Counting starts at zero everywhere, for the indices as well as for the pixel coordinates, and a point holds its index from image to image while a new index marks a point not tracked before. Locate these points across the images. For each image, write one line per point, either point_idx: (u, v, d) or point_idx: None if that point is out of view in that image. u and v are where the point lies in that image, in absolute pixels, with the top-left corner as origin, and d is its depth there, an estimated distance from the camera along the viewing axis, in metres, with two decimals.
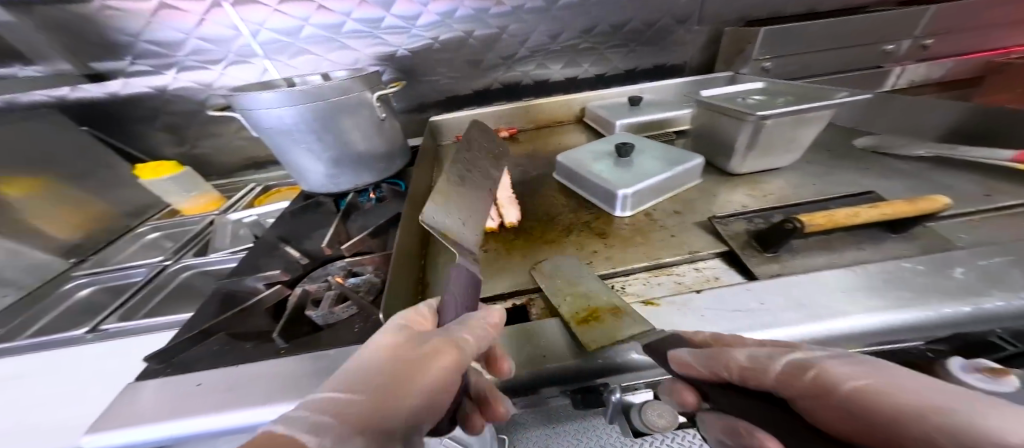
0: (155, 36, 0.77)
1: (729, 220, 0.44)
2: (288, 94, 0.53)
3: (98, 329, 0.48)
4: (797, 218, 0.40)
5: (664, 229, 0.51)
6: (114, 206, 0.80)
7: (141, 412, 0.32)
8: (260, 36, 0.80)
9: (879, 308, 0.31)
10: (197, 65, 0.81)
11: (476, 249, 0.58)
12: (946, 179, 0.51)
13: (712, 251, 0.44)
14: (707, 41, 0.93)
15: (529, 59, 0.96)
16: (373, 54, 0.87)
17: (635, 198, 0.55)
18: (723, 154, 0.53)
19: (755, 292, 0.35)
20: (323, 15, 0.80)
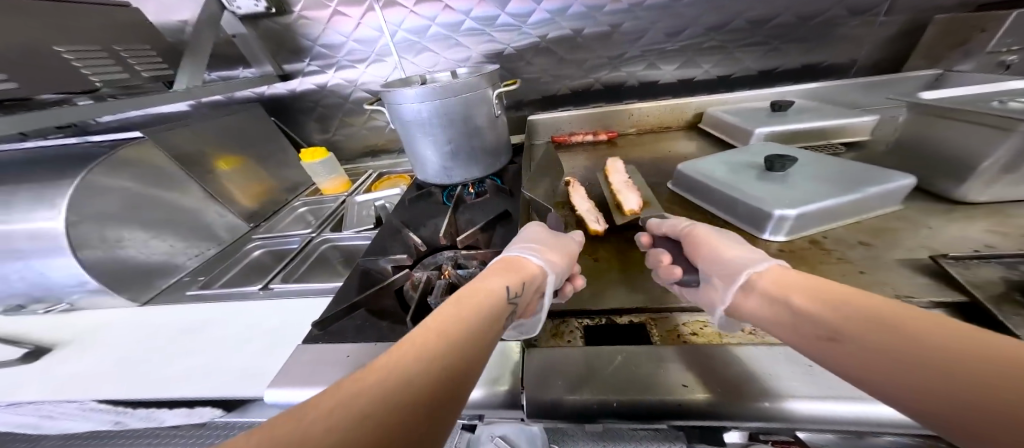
0: (326, 40, 0.88)
1: (971, 262, 0.35)
2: (427, 91, 0.56)
3: (270, 286, 0.62)
4: None
5: (847, 262, 0.41)
6: (279, 182, 0.95)
7: (319, 372, 0.41)
8: (397, 36, 0.87)
9: None
10: (348, 64, 0.91)
11: (586, 257, 0.54)
12: None
13: (933, 299, 0.35)
14: (885, 36, 0.77)
15: (638, 59, 0.88)
16: (482, 52, 0.89)
17: (798, 222, 0.45)
18: (948, 173, 0.43)
19: None
20: (446, 14, 0.84)
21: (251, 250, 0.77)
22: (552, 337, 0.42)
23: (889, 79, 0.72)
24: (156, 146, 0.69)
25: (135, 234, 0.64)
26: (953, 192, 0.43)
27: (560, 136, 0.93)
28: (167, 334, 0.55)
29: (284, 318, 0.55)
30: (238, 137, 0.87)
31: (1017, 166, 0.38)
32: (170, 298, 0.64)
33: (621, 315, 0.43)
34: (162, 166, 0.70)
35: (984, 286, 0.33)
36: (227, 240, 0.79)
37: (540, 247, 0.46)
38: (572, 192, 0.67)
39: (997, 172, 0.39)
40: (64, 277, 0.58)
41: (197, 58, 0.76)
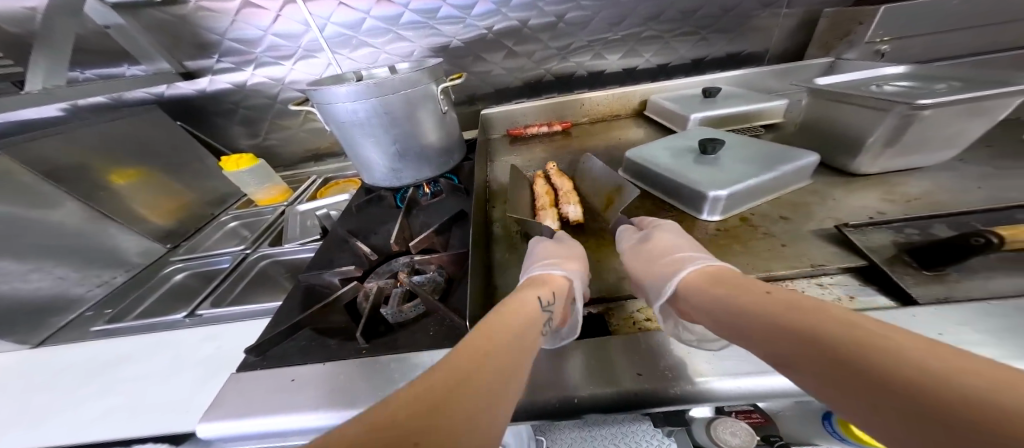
0: (240, 34, 0.79)
1: (868, 229, 0.40)
2: (362, 89, 0.52)
3: (197, 313, 0.56)
4: (989, 233, 0.32)
5: (771, 237, 0.45)
6: (200, 196, 0.86)
7: (262, 400, 0.38)
8: (326, 30, 0.80)
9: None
10: (271, 61, 0.83)
11: None
12: None
13: (839, 266, 0.39)
14: (794, 26, 0.85)
15: (585, 49, 0.90)
16: (427, 46, 0.85)
17: (729, 201, 0.49)
18: (848, 152, 0.48)
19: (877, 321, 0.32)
20: (382, 7, 0.78)
21: (173, 276, 0.70)
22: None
23: (787, 69, 0.80)
24: (18, 160, 0.56)
25: (7, 268, 0.54)
26: (850, 166, 0.49)
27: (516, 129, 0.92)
28: (65, 378, 0.48)
29: (219, 346, 0.49)
30: (136, 146, 0.76)
31: (896, 141, 0.43)
32: (74, 336, 0.56)
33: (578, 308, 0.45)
34: (36, 185, 0.57)
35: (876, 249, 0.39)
36: (144, 265, 0.72)
37: (560, 260, 0.45)
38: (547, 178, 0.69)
39: (880, 148, 0.45)
40: None
41: (53, 53, 0.65)
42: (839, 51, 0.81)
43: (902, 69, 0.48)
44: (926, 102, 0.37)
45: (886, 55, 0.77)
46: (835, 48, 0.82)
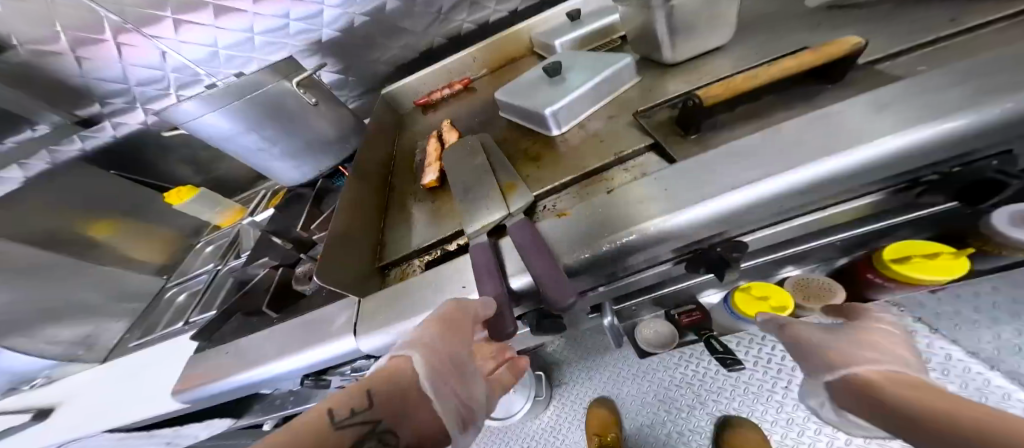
0: (101, 73, 0.84)
1: (655, 110, 0.51)
2: (207, 100, 0.56)
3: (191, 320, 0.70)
4: (695, 94, 0.41)
5: (598, 137, 0.55)
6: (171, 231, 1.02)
7: (213, 369, 0.55)
8: (184, 51, 0.84)
9: (755, 180, 0.35)
10: (157, 94, 0.90)
11: (426, 203, 0.65)
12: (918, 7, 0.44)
13: (640, 146, 0.48)
14: None
15: (460, 4, 0.90)
16: (302, 43, 0.88)
17: (566, 112, 0.57)
18: (656, 50, 0.57)
19: (661, 182, 0.41)
20: (233, 19, 0.82)
21: (175, 299, 0.89)
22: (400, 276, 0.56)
23: None
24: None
25: None
26: (660, 60, 0.58)
27: (422, 99, 0.94)
28: None
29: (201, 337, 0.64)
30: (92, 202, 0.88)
31: (675, 32, 0.52)
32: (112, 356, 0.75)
33: (448, 244, 0.55)
34: None
35: (659, 128, 0.48)
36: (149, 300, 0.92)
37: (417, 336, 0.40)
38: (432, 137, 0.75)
39: (669, 41, 0.53)
40: (29, 364, 0.73)
41: None
42: None
43: None
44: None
45: None
46: None
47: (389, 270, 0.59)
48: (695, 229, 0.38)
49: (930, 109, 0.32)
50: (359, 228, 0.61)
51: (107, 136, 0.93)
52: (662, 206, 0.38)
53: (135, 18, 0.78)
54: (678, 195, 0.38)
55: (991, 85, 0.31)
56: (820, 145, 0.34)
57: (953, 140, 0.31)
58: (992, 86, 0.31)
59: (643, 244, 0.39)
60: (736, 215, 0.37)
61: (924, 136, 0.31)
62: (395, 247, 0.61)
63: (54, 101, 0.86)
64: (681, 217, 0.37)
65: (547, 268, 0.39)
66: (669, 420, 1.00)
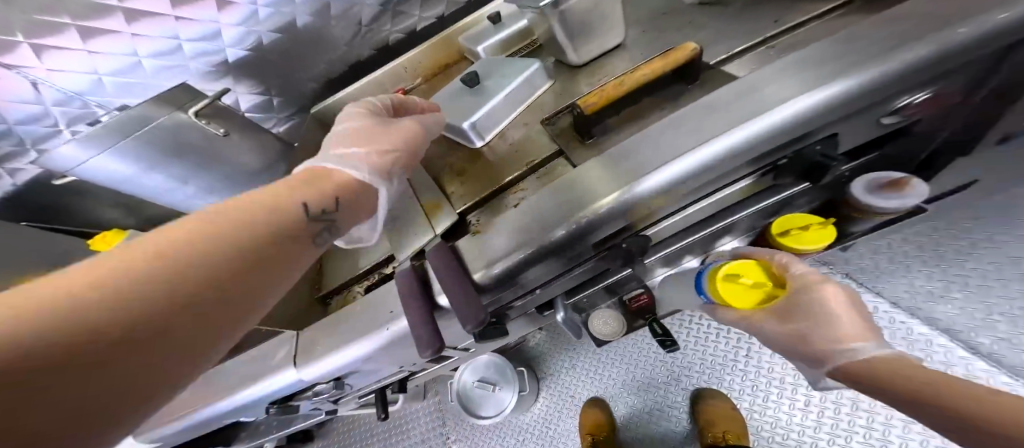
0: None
1: (560, 117, 0.53)
2: (86, 142, 0.53)
3: None
4: (576, 104, 0.44)
5: (509, 146, 0.56)
6: None
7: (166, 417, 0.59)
8: (55, 79, 0.75)
9: (693, 149, 0.37)
10: (43, 131, 0.83)
11: None
12: (757, 13, 0.53)
13: (551, 153, 0.50)
14: None
15: (383, 15, 0.88)
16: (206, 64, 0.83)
17: (483, 122, 0.56)
18: (564, 53, 0.61)
19: (605, 161, 0.42)
20: (104, 40, 0.73)
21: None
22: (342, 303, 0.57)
23: None
24: None
25: None
26: (568, 61, 0.61)
27: None
28: None
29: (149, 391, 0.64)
30: None
31: (572, 36, 0.56)
32: None
33: (378, 269, 0.57)
34: None
35: (562, 135, 0.50)
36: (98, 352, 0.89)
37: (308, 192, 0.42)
38: None
39: (570, 43, 0.57)
40: None
41: None
42: None
43: None
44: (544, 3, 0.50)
45: None
46: None
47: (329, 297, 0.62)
48: (659, 195, 0.39)
49: (768, 99, 0.37)
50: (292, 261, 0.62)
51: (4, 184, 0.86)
52: (572, 207, 0.40)
53: None
54: (587, 192, 0.41)
55: (807, 76, 0.37)
56: (699, 135, 0.38)
57: (803, 121, 0.37)
58: (808, 78, 0.37)
59: (558, 244, 0.41)
60: (642, 204, 0.39)
61: (813, 100, 0.36)
62: (332, 274, 0.63)
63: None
64: (592, 212, 0.39)
65: (460, 293, 0.41)
66: (649, 398, 1.07)
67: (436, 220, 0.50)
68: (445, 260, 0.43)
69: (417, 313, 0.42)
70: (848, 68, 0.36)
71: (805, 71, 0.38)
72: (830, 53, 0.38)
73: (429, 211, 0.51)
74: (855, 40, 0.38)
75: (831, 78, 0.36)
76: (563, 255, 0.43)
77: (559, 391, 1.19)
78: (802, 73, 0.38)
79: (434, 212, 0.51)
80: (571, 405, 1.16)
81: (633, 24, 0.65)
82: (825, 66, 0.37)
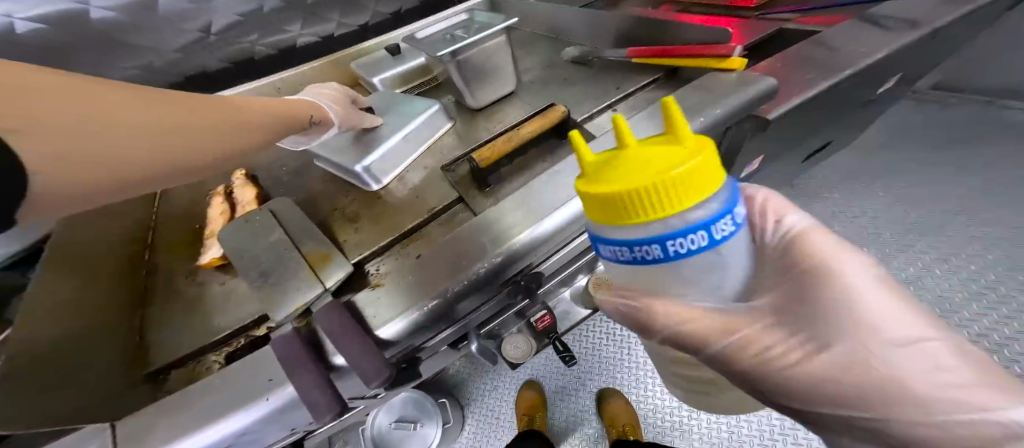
0: None
1: (461, 163, 0.55)
2: None
3: None
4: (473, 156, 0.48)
5: (411, 191, 0.55)
6: None
7: None
8: None
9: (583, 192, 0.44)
10: None
11: (214, 283, 0.50)
12: (613, 77, 0.66)
13: (451, 200, 0.52)
14: None
15: (245, 26, 0.76)
16: None
17: (379, 164, 0.55)
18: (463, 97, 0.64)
19: (512, 204, 0.45)
20: None
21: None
22: (183, 384, 0.42)
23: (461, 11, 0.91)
24: None
25: None
26: (467, 103, 0.64)
27: None
28: None
29: None
30: None
31: (468, 82, 0.59)
32: None
33: (251, 330, 0.45)
34: None
35: (462, 182, 0.52)
36: None
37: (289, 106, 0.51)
38: (212, 202, 0.61)
39: (468, 89, 0.60)
40: None
41: None
42: None
43: (466, 16, 0.64)
44: (440, 54, 0.52)
45: None
46: None
47: (162, 377, 0.44)
48: (560, 230, 0.44)
49: None
50: (83, 329, 0.41)
51: None
52: (483, 250, 0.42)
53: None
54: (497, 235, 0.43)
55: (651, 132, 0.48)
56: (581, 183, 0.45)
57: None
58: (651, 134, 0.48)
59: (472, 287, 0.41)
60: (546, 244, 0.44)
61: None
62: (166, 344, 0.46)
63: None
64: (505, 252, 0.42)
65: (367, 347, 0.35)
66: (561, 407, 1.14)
67: (328, 272, 0.45)
68: (345, 315, 0.37)
69: (309, 382, 0.33)
70: (667, 130, 0.48)
71: (648, 127, 0.49)
72: (657, 117, 0.50)
73: (314, 263, 0.46)
74: (677, 106, 0.51)
75: (665, 134, 0.47)
76: (481, 291, 0.42)
77: (483, 416, 1.18)
78: (646, 128, 0.49)
79: (324, 260, 0.46)
80: (494, 428, 1.15)
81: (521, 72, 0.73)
82: (661, 125, 0.49)
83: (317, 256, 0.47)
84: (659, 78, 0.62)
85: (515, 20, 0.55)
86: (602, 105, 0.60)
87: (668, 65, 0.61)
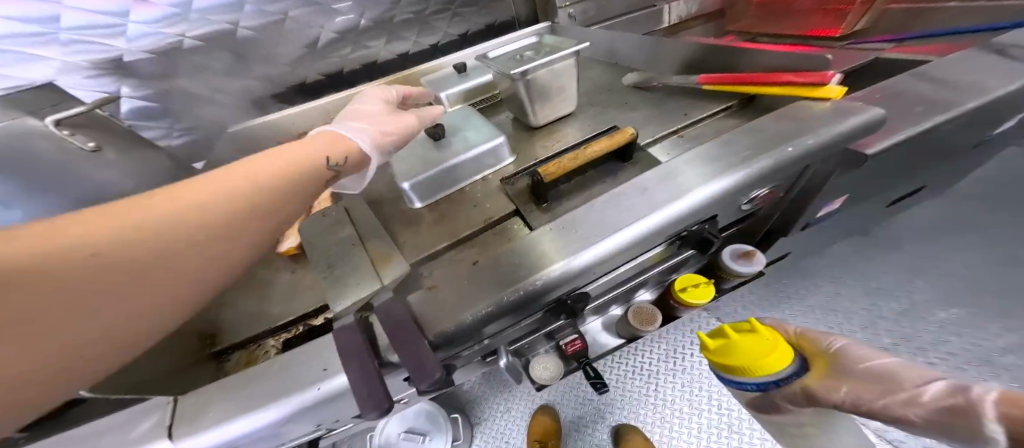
0: None
1: (517, 177, 0.56)
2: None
3: None
4: (538, 170, 0.48)
5: (471, 198, 0.56)
6: None
7: None
8: None
9: (683, 196, 0.42)
10: None
11: (283, 272, 0.54)
12: (672, 103, 0.66)
13: (506, 212, 0.52)
14: None
15: (339, 44, 0.88)
16: (88, 61, 0.68)
17: (423, 185, 0.55)
18: (524, 114, 0.67)
19: (608, 202, 0.44)
20: None
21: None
22: (245, 366, 0.45)
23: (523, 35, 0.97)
24: None
25: None
26: (526, 121, 0.67)
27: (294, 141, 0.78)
28: None
29: None
30: None
31: (533, 100, 0.62)
32: None
33: (315, 317, 0.48)
34: None
35: (519, 195, 0.53)
36: None
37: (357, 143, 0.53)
38: None
39: (530, 105, 0.63)
40: None
41: None
42: (550, 15, 0.99)
43: (533, 40, 0.68)
44: (512, 72, 0.56)
45: (576, 17, 0.98)
46: (548, 12, 1.00)
47: (228, 355, 0.47)
48: (651, 233, 0.42)
49: (702, 167, 0.45)
50: None
51: None
52: (580, 239, 0.41)
53: None
54: (585, 233, 0.42)
55: (734, 158, 0.45)
56: (694, 180, 0.43)
57: (743, 181, 0.44)
58: (735, 159, 0.45)
59: (560, 279, 0.40)
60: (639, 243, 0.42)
61: (771, 160, 0.45)
62: (237, 325, 0.48)
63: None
64: (611, 243, 0.40)
65: (421, 348, 0.37)
66: (572, 429, 0.95)
67: (388, 268, 0.45)
68: (408, 316, 0.39)
69: (366, 377, 0.36)
70: (748, 158, 0.45)
71: (724, 156, 0.46)
72: (736, 142, 0.47)
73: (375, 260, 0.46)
74: (755, 133, 0.48)
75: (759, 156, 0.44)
76: (571, 282, 0.41)
77: (496, 437, 1.01)
78: (723, 152, 0.47)
79: (384, 257, 0.47)
80: None
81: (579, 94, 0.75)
82: (742, 152, 0.46)
83: (379, 251, 0.48)
84: (733, 104, 0.62)
85: (585, 45, 0.57)
86: (669, 130, 0.59)
87: (743, 93, 0.60)
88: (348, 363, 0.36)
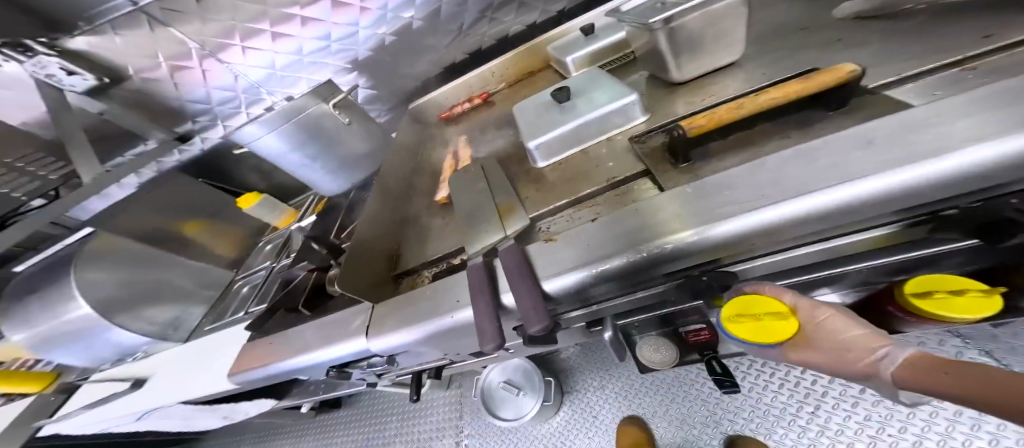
0: (191, 95, 1.04)
1: (651, 135, 0.52)
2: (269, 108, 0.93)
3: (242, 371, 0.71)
4: (681, 124, 0.43)
5: (595, 159, 0.55)
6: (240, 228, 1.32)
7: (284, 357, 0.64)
8: (250, 74, 1.00)
9: (934, 156, 0.27)
10: (231, 112, 1.10)
11: (436, 218, 0.66)
12: (935, 28, 0.43)
13: (636, 173, 0.49)
14: None
15: (481, 21, 0.95)
16: (341, 61, 1.01)
17: (548, 146, 0.57)
18: (665, 69, 0.60)
19: (783, 162, 0.35)
20: (283, 42, 0.95)
21: (241, 290, 1.18)
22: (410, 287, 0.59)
23: None
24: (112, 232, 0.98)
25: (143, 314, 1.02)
26: (668, 78, 0.60)
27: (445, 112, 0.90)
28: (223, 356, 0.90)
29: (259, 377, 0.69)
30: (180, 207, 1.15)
31: (680, 51, 0.54)
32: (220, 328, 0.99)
33: (455, 256, 0.57)
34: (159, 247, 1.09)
35: (651, 154, 0.49)
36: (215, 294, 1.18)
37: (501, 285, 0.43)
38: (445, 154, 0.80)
39: (673, 57, 0.56)
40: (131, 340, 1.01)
41: (80, 148, 0.94)
42: None
43: None
44: (651, 21, 0.49)
45: None
46: None
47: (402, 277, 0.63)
48: (849, 209, 0.30)
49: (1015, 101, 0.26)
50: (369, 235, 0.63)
51: (197, 149, 1.18)
52: (731, 208, 0.35)
53: (210, 44, 0.93)
54: (738, 201, 0.35)
55: None
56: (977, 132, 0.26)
57: None
58: None
59: (695, 247, 0.36)
60: (823, 218, 0.31)
61: None
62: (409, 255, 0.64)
63: (150, 120, 1.09)
64: (770, 215, 0.32)
65: (532, 297, 0.39)
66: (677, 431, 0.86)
67: (515, 218, 0.49)
68: (523, 265, 0.42)
69: (484, 312, 0.41)
70: None
71: None
72: None
73: (506, 211, 0.51)
74: None
75: None
76: (719, 253, 0.36)
77: (585, 409, 1.02)
78: None
79: (512, 209, 0.51)
80: (595, 425, 0.98)
81: (751, 39, 0.60)
82: None
83: (509, 203, 0.52)
84: None
85: None
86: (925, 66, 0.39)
87: None
88: (474, 294, 0.43)
